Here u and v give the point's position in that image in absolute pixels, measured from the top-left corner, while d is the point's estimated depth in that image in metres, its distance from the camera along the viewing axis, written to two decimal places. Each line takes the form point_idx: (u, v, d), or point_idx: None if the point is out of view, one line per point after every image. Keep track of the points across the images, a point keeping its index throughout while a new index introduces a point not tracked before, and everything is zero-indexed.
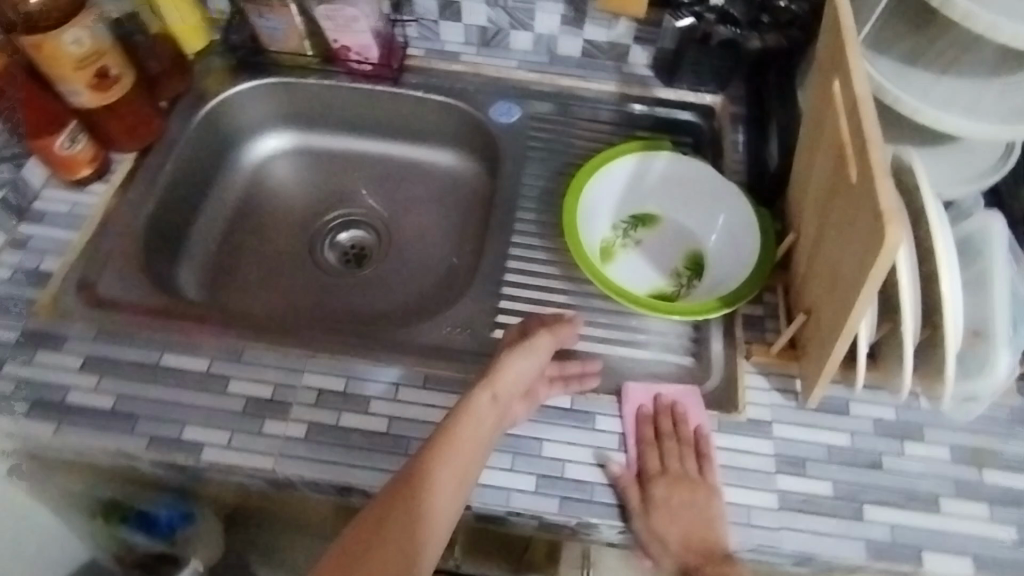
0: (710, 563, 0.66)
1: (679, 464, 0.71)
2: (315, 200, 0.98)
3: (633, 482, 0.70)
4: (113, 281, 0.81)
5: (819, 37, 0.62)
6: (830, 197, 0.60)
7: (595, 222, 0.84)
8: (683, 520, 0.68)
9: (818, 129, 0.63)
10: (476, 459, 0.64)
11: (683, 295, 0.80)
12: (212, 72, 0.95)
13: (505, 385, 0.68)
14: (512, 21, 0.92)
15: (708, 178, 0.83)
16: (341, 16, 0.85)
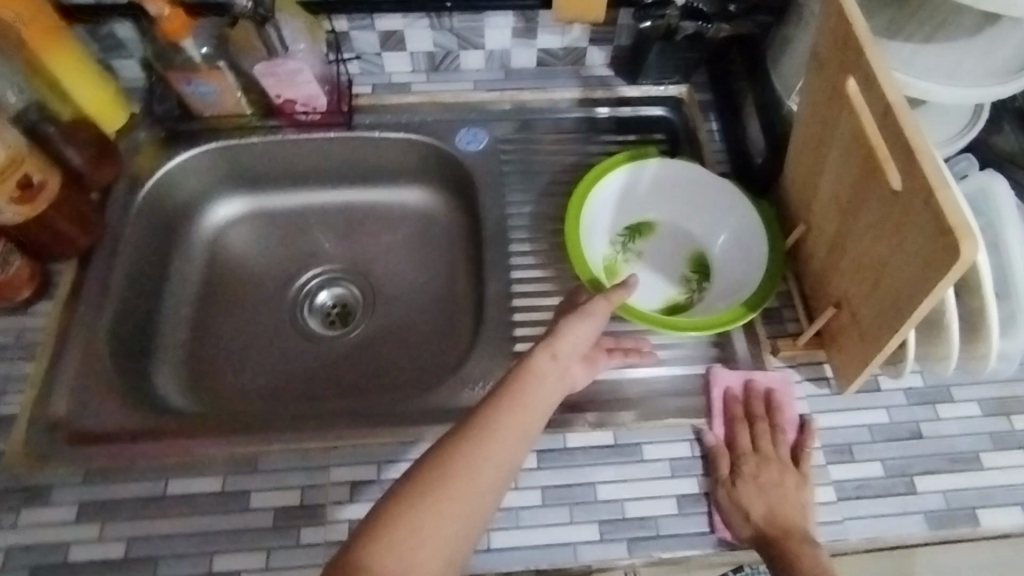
0: (790, 539, 0.64)
1: (772, 446, 0.70)
2: (282, 265, 0.90)
3: (721, 459, 0.70)
4: (88, 410, 0.73)
5: (816, 37, 0.63)
6: (859, 198, 0.60)
7: (595, 241, 0.80)
8: (766, 494, 0.67)
9: (829, 129, 0.64)
10: (539, 419, 0.60)
11: (697, 302, 0.79)
12: (141, 149, 0.85)
13: (564, 345, 0.65)
14: (460, 42, 0.87)
15: (701, 180, 0.81)
16: (283, 70, 0.78)
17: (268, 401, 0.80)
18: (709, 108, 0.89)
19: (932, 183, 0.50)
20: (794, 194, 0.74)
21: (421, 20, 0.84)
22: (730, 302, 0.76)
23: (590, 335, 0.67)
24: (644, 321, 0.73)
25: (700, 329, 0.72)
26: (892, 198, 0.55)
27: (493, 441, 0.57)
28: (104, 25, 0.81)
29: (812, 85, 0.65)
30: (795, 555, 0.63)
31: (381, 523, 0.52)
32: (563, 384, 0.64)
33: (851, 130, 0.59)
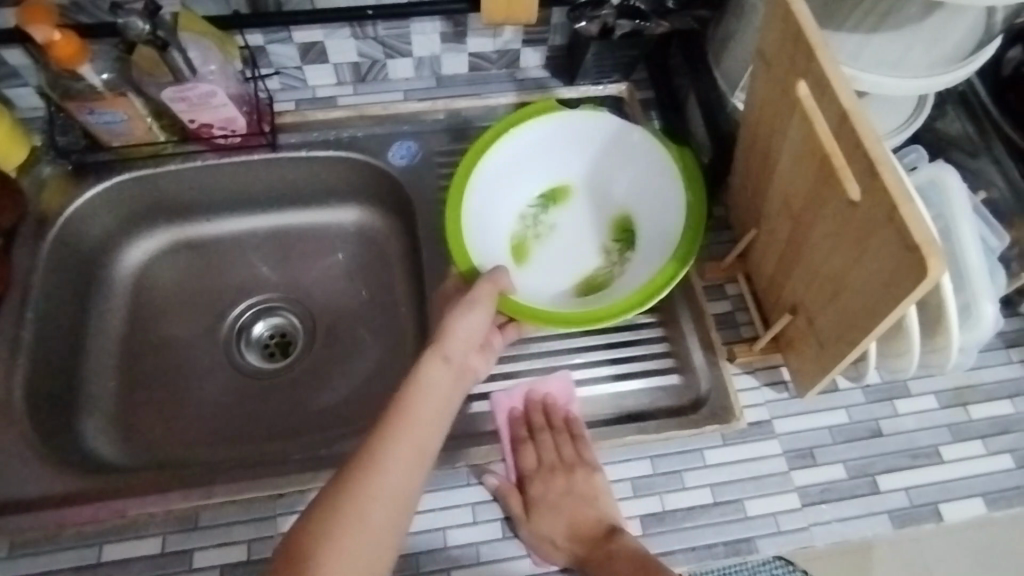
0: (595, 549, 0.63)
1: (555, 454, 0.69)
2: (212, 296, 0.86)
3: (510, 494, 0.67)
4: (10, 474, 0.68)
5: (761, 36, 0.60)
6: (813, 207, 0.58)
7: (485, 230, 0.78)
8: (560, 512, 0.66)
9: (778, 131, 0.61)
10: (432, 428, 0.60)
11: (618, 267, 0.79)
12: (46, 184, 0.80)
13: (453, 345, 0.66)
14: (386, 50, 0.83)
15: (613, 135, 0.80)
16: (194, 95, 0.73)
17: (213, 449, 0.77)
18: (650, 106, 0.87)
19: (895, 198, 0.47)
20: (746, 197, 0.73)
21: (342, 30, 0.79)
22: (650, 264, 0.77)
23: (477, 326, 0.67)
24: (530, 319, 0.70)
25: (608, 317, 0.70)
26: (848, 208, 0.53)
27: (389, 462, 0.57)
28: None
29: (761, 84, 0.63)
30: (607, 560, 0.62)
31: (292, 556, 0.53)
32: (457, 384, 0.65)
33: (803, 135, 0.57)
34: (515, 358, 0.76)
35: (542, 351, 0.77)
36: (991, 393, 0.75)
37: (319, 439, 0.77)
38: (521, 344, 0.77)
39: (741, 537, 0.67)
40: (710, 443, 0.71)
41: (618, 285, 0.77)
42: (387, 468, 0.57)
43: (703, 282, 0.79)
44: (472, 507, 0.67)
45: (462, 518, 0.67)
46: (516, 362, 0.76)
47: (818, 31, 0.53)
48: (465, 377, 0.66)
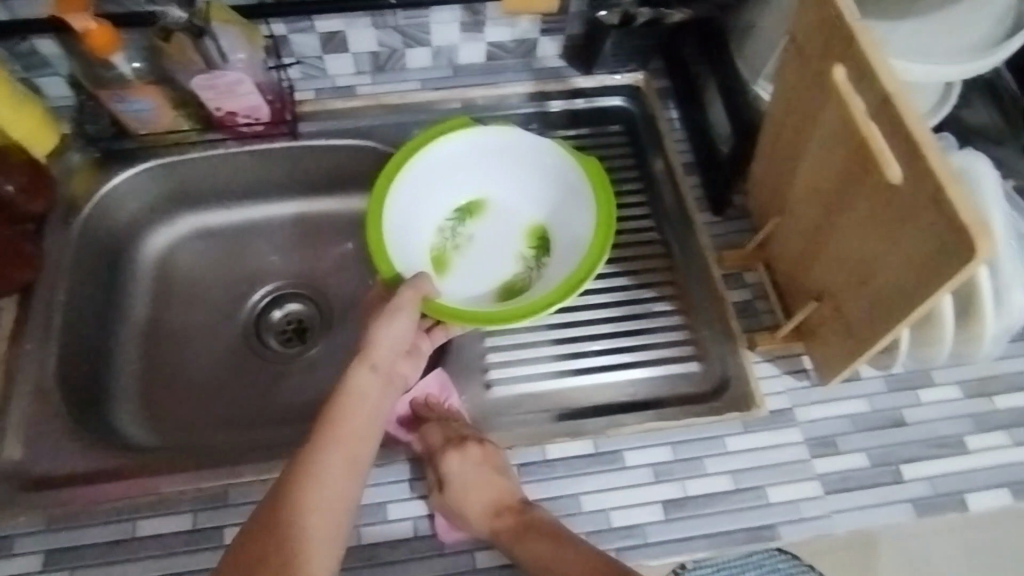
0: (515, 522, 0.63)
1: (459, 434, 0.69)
2: (230, 282, 0.88)
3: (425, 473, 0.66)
4: (44, 453, 0.69)
5: (794, 22, 0.60)
6: (845, 192, 0.59)
7: (406, 239, 0.78)
8: (474, 485, 0.65)
9: (811, 117, 0.61)
10: (366, 437, 0.60)
11: (535, 276, 0.80)
12: (75, 172, 0.81)
13: (381, 353, 0.65)
14: (405, 39, 0.83)
15: (526, 146, 0.81)
16: (222, 82, 0.74)
17: (237, 432, 0.78)
18: (667, 95, 0.88)
19: (941, 180, 0.48)
20: (769, 185, 0.73)
21: (363, 20, 0.80)
22: (566, 270, 0.77)
23: (403, 333, 0.67)
24: (457, 320, 0.70)
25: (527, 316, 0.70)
26: (886, 190, 0.53)
27: (324, 472, 0.56)
28: (24, 42, 0.76)
29: (790, 70, 0.63)
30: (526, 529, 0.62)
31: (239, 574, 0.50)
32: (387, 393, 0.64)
33: (837, 120, 0.57)
34: (535, 345, 0.77)
35: (560, 338, 0.77)
36: (1015, 384, 0.75)
37: None
38: (541, 330, 0.78)
39: (763, 523, 0.68)
40: (730, 431, 0.72)
41: (536, 289, 0.78)
42: (328, 475, 0.56)
43: (721, 271, 0.79)
44: None
45: None
46: (534, 348, 0.77)
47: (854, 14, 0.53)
48: (394, 383, 0.66)
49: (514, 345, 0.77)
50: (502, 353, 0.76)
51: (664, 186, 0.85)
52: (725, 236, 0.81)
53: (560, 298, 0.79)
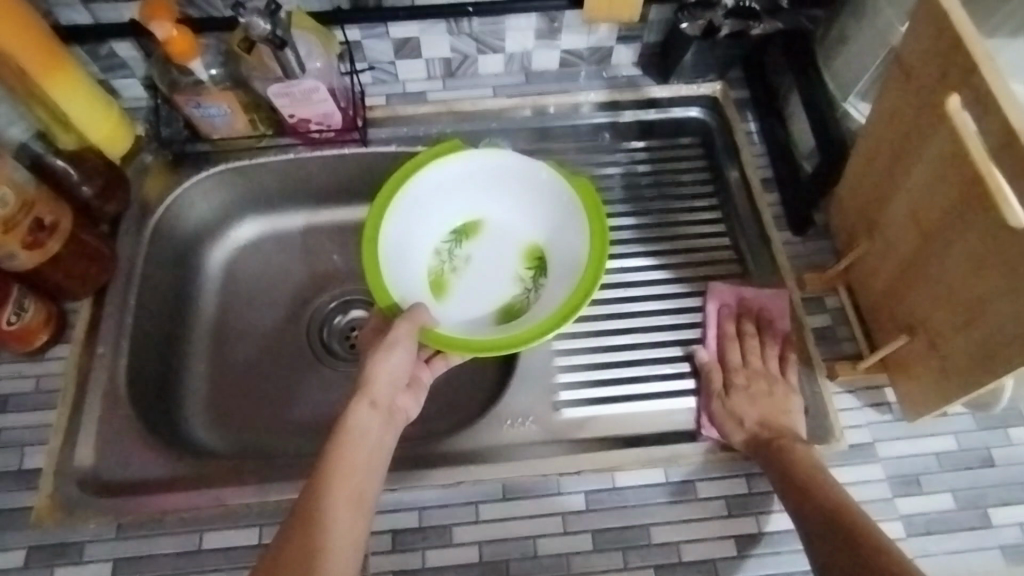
0: (783, 437, 0.65)
1: (762, 361, 0.71)
2: (296, 285, 0.87)
3: (713, 371, 0.72)
4: (115, 459, 0.70)
5: (904, 42, 0.58)
6: (955, 228, 0.56)
7: (404, 263, 0.74)
8: (760, 400, 0.68)
9: (916, 145, 0.59)
10: (364, 479, 0.59)
11: (533, 299, 0.76)
12: (148, 172, 0.82)
13: (381, 389, 0.64)
14: (479, 46, 0.82)
15: (518, 167, 0.77)
16: (298, 90, 0.73)
17: (298, 440, 0.78)
18: (745, 107, 0.85)
19: None
20: (857, 209, 0.70)
21: (438, 26, 0.78)
22: (562, 292, 0.74)
23: (402, 366, 0.66)
24: (455, 350, 0.67)
25: (521, 347, 0.67)
26: (1004, 227, 0.50)
27: (329, 515, 0.55)
28: (104, 45, 0.77)
29: (895, 93, 0.60)
30: (783, 450, 0.64)
31: None
32: (387, 430, 0.64)
33: (951, 152, 0.55)
34: (604, 365, 0.75)
35: (630, 359, 0.75)
36: None
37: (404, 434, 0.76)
38: (610, 350, 0.75)
39: None
40: None
41: (534, 310, 0.75)
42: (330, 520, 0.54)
43: (801, 295, 0.75)
44: (561, 517, 0.66)
45: (553, 526, 0.66)
46: (603, 369, 0.75)
47: (976, 39, 0.51)
48: (394, 420, 0.65)
49: (582, 364, 0.75)
50: (569, 372, 0.75)
51: (742, 203, 0.81)
52: (806, 257, 0.77)
53: (630, 318, 0.77)
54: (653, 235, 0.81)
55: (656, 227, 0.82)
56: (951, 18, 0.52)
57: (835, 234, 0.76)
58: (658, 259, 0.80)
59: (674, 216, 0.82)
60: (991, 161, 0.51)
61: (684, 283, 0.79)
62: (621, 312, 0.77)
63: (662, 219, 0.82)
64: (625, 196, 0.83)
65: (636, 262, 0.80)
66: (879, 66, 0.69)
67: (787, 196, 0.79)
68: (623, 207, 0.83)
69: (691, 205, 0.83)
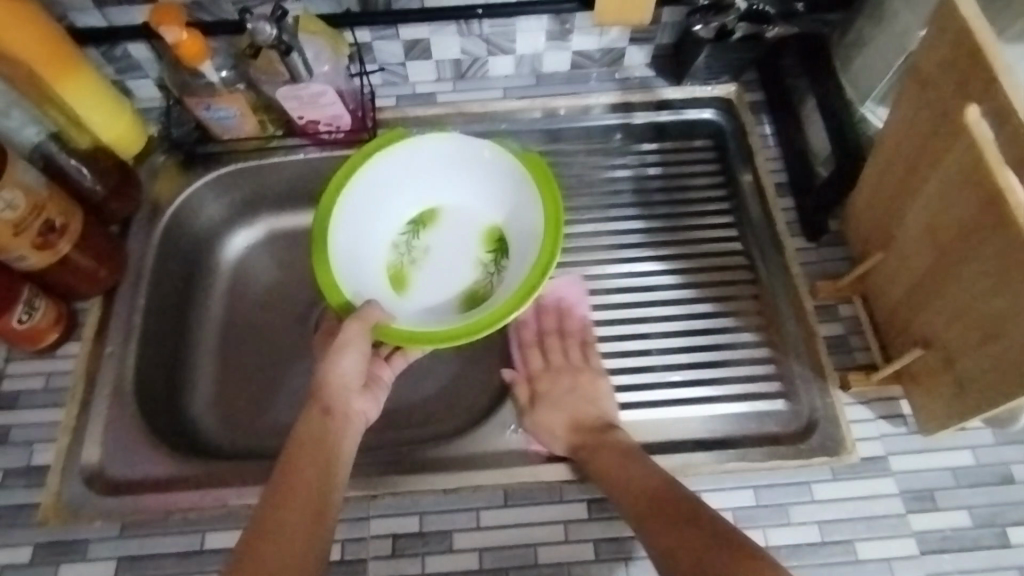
0: (591, 437, 0.67)
1: (562, 356, 0.74)
2: (304, 285, 0.87)
3: (518, 387, 0.73)
4: (121, 458, 0.70)
5: (922, 50, 0.56)
6: (971, 240, 0.54)
7: (359, 260, 0.74)
8: (562, 404, 0.70)
9: (932, 156, 0.57)
10: (327, 482, 0.59)
11: (497, 281, 0.75)
12: (159, 172, 0.83)
13: (332, 394, 0.66)
14: (488, 48, 0.81)
15: (465, 149, 0.75)
16: (306, 93, 0.73)
17: None
18: (760, 109, 0.83)
19: None
20: (872, 217, 0.69)
21: (448, 28, 0.78)
22: (521, 271, 0.72)
23: (355, 366, 0.67)
24: (415, 342, 0.66)
25: (479, 333, 0.66)
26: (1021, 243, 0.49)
27: (285, 521, 0.56)
28: (118, 47, 0.77)
29: (912, 101, 0.59)
30: (600, 447, 0.66)
31: None
32: (349, 429, 0.65)
33: (967, 163, 0.53)
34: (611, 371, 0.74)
35: (638, 366, 0.74)
36: None
37: (407, 436, 0.76)
38: (617, 356, 0.74)
39: None
40: (818, 477, 0.67)
41: (497, 292, 0.74)
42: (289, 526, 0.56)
43: (813, 303, 0.74)
44: (563, 525, 0.65)
45: (553, 535, 0.65)
46: (611, 376, 0.74)
47: (995, 49, 0.49)
48: (354, 420, 0.66)
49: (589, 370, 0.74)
50: None
51: (754, 208, 0.80)
52: (818, 264, 0.75)
53: (638, 323, 0.76)
54: (662, 240, 0.80)
55: (666, 231, 0.80)
56: (969, 27, 0.50)
57: (850, 241, 0.74)
58: (667, 264, 0.79)
59: (685, 221, 0.81)
60: (1010, 174, 0.49)
61: (695, 290, 0.78)
62: (630, 317, 0.76)
63: (673, 223, 0.81)
64: (633, 200, 0.82)
65: (646, 266, 0.79)
66: (897, 68, 0.68)
67: (801, 201, 0.77)
68: (631, 211, 0.81)
69: (701, 209, 0.81)
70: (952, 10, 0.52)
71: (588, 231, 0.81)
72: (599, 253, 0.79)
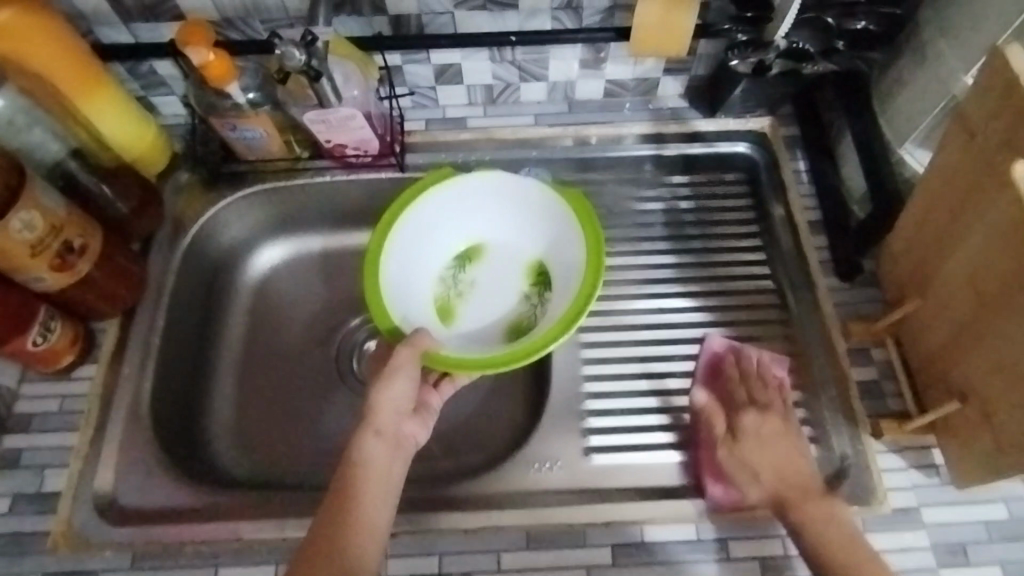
0: (809, 498, 0.60)
1: (768, 398, 0.67)
2: (325, 307, 0.85)
3: (714, 414, 0.68)
4: (134, 484, 0.69)
5: (968, 99, 0.55)
6: (1014, 297, 0.53)
7: (408, 292, 0.72)
8: (771, 449, 0.63)
9: (976, 206, 0.56)
10: (377, 515, 0.57)
11: (541, 314, 0.73)
12: (184, 190, 0.81)
13: (385, 418, 0.62)
14: (521, 73, 0.79)
15: (513, 184, 0.74)
16: (335, 117, 0.71)
17: (317, 470, 0.76)
18: (795, 144, 0.82)
19: None
20: (911, 263, 0.67)
21: (480, 53, 0.76)
22: (564, 301, 0.71)
23: (406, 392, 0.64)
24: (462, 369, 0.65)
25: (526, 360, 0.65)
26: None
27: (331, 555, 0.54)
28: (144, 63, 0.76)
29: (956, 151, 0.57)
30: (810, 516, 0.58)
31: None
32: (398, 458, 0.62)
33: (1013, 219, 0.52)
34: (639, 411, 0.72)
35: (666, 407, 0.72)
36: None
37: (427, 470, 0.74)
38: (644, 395, 0.72)
39: None
40: None
41: (540, 323, 0.72)
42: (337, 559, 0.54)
43: (845, 344, 0.72)
44: (586, 572, 0.63)
45: None
46: (640, 416, 0.72)
47: None
48: (403, 447, 0.63)
49: (616, 409, 0.72)
50: (603, 416, 0.72)
51: (787, 246, 0.78)
52: (854, 305, 0.74)
53: (665, 361, 0.74)
54: (694, 275, 0.78)
55: (698, 267, 0.79)
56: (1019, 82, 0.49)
57: (886, 284, 0.72)
58: (698, 301, 0.77)
59: (718, 257, 0.79)
60: None
61: (725, 328, 0.76)
62: (658, 355, 0.74)
63: (705, 259, 0.79)
64: (666, 234, 0.81)
65: (675, 302, 0.77)
66: (938, 112, 0.66)
67: (835, 240, 0.75)
68: (663, 244, 0.80)
69: (734, 245, 0.80)
70: (1002, 64, 0.50)
71: (618, 263, 0.79)
72: (628, 286, 0.78)
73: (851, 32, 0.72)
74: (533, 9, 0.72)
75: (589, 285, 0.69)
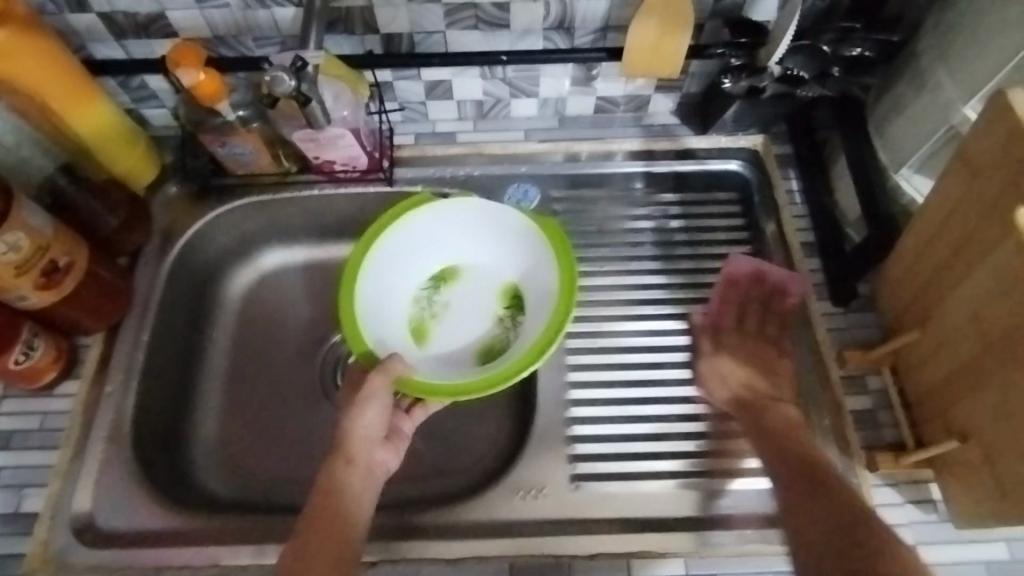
0: (760, 402, 0.68)
1: (755, 326, 0.74)
2: (309, 323, 0.84)
3: (704, 333, 0.74)
4: (115, 506, 0.68)
5: (973, 134, 0.53)
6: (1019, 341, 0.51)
7: (381, 315, 0.71)
8: (747, 367, 0.71)
9: (978, 243, 0.54)
10: (351, 542, 0.56)
11: (514, 338, 0.72)
12: (172, 204, 0.80)
13: (357, 446, 0.62)
14: (511, 90, 0.78)
15: (493, 211, 0.73)
16: (323, 136, 0.71)
17: (300, 492, 0.75)
18: (789, 163, 0.80)
19: None
20: (909, 295, 0.65)
21: (471, 71, 0.75)
22: (539, 327, 0.70)
23: (378, 420, 0.63)
24: (434, 396, 0.64)
25: (496, 387, 0.64)
26: None
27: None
28: (135, 78, 0.75)
29: (960, 186, 0.56)
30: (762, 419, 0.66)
31: None
32: (368, 484, 0.61)
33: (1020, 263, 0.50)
34: (625, 437, 0.70)
35: (653, 433, 0.70)
36: None
37: (409, 494, 0.73)
38: (632, 421, 0.71)
39: None
40: None
41: (513, 349, 0.71)
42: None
43: (839, 372, 0.70)
44: None
45: None
46: (627, 443, 0.70)
47: None
48: (374, 476, 0.62)
49: (602, 435, 0.71)
50: (590, 442, 0.70)
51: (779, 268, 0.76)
52: (848, 331, 0.72)
53: (653, 386, 0.73)
54: (686, 294, 0.77)
55: (688, 287, 0.77)
56: None
57: (883, 309, 0.70)
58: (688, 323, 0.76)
59: (709, 277, 0.78)
60: None
61: None
62: (646, 378, 0.73)
63: (696, 279, 0.78)
64: (655, 253, 0.79)
65: (664, 324, 0.76)
66: (939, 140, 0.64)
67: (831, 263, 0.73)
68: (653, 263, 0.78)
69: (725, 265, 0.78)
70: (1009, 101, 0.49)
71: (606, 283, 0.78)
72: (617, 306, 0.77)
73: (846, 58, 0.69)
74: (527, 29, 0.71)
75: (563, 312, 0.68)
